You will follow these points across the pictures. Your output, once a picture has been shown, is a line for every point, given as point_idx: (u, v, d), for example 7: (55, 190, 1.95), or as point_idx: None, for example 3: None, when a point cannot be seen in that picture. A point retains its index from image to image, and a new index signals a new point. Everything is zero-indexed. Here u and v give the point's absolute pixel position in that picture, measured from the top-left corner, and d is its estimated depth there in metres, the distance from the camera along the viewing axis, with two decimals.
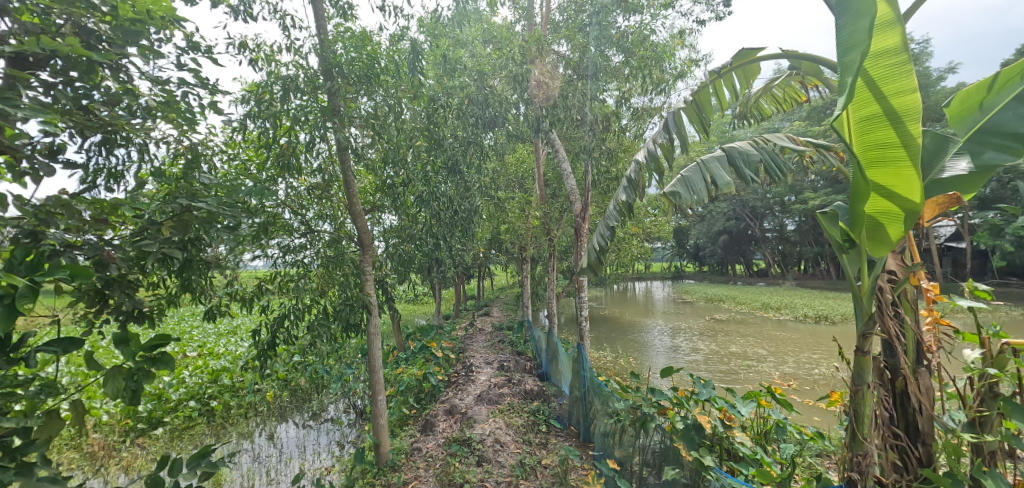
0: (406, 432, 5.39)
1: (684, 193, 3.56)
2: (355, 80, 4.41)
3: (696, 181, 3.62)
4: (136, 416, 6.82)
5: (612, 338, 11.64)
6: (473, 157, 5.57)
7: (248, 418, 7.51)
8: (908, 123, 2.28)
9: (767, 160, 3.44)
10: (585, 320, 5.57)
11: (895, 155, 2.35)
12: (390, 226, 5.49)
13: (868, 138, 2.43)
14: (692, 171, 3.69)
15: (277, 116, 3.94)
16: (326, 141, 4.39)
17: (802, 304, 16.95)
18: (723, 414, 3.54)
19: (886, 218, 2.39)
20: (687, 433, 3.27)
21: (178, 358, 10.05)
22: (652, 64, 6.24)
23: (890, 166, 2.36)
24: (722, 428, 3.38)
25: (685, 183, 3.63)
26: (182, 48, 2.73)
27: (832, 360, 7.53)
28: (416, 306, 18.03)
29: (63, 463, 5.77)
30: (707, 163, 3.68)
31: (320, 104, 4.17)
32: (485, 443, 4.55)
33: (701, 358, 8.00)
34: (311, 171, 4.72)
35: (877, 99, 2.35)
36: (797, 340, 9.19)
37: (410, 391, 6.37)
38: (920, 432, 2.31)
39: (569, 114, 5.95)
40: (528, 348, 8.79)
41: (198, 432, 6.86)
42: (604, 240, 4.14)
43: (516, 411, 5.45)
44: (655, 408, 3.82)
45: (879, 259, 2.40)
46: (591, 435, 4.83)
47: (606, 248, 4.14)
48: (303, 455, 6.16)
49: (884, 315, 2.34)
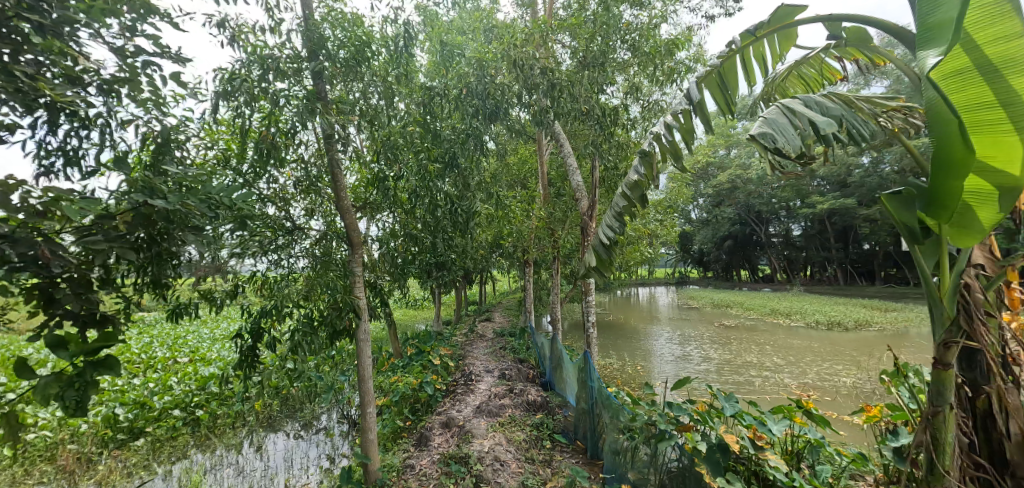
0: (400, 447, 5.00)
1: (779, 138, 2.77)
2: (344, 65, 4.07)
3: (788, 125, 2.86)
4: (116, 426, 6.45)
5: (618, 345, 11.20)
6: (473, 151, 5.23)
7: (235, 428, 7.12)
8: (1011, 80, 1.92)
9: (849, 117, 2.95)
10: (591, 326, 5.18)
11: (995, 116, 1.98)
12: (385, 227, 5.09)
13: (960, 100, 2.05)
14: (776, 114, 2.94)
15: (255, 98, 3.56)
16: (312, 129, 4.05)
17: (814, 310, 16.46)
18: (753, 432, 3.13)
19: (978, 198, 2.13)
20: (712, 457, 2.97)
21: (167, 364, 9.67)
22: (663, 54, 5.87)
23: (989, 133, 2.01)
24: (753, 450, 2.96)
25: (775, 126, 2.85)
26: (143, 13, 2.42)
27: (853, 370, 7.14)
28: (415, 312, 17.62)
29: (32, 477, 5.39)
30: (788, 108, 2.99)
31: (305, 88, 3.82)
32: (484, 461, 4.15)
33: (714, 368, 7.61)
34: (296, 163, 4.37)
35: (972, 52, 1.96)
36: (815, 348, 8.76)
37: (405, 401, 5.98)
38: (1009, 463, 2.23)
39: (575, 106, 5.59)
40: (531, 356, 8.38)
41: (181, 443, 6.48)
42: (613, 234, 3.74)
43: (518, 424, 5.04)
44: (673, 425, 3.43)
45: (966, 250, 2.24)
46: (600, 452, 4.42)
47: (614, 243, 3.73)
48: (289, 470, 5.76)
49: (974, 322, 2.21)
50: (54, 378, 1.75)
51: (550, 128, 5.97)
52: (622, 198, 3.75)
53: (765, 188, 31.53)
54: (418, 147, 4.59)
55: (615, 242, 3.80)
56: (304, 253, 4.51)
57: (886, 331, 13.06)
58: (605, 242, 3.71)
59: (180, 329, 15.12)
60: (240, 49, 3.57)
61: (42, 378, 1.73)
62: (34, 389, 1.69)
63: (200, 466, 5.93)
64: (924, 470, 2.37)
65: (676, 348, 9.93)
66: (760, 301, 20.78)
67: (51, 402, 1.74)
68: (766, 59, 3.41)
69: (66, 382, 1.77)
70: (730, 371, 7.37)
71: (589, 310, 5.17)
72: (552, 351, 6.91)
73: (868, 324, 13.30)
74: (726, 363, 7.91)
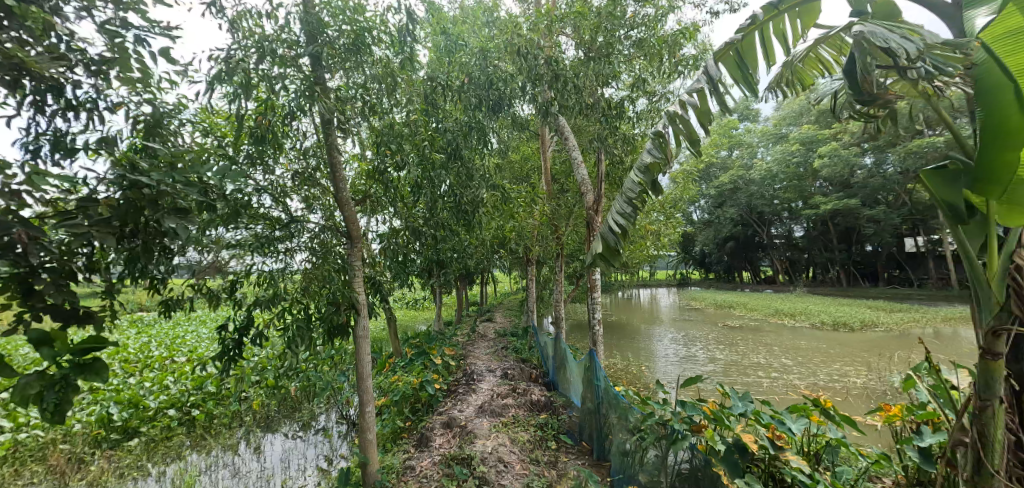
0: (400, 448, 4.86)
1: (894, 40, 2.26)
2: (343, 51, 3.93)
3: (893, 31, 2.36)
4: (109, 426, 6.32)
5: (622, 345, 11.05)
6: (476, 143, 5.09)
7: (232, 428, 6.98)
8: None
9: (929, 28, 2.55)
10: (598, 324, 5.03)
11: None
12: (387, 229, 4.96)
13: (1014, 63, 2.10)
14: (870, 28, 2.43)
15: (251, 84, 3.43)
16: (311, 118, 3.92)
17: (819, 311, 16.25)
18: (772, 432, 2.99)
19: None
20: (729, 457, 2.88)
21: (164, 363, 9.53)
22: (671, 44, 5.71)
23: None
24: (773, 450, 2.82)
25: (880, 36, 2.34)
26: None
27: (864, 371, 6.97)
28: (416, 312, 17.48)
29: (22, 478, 5.26)
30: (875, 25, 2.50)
31: (304, 74, 3.68)
32: (487, 463, 4.01)
33: (721, 369, 7.45)
34: (294, 155, 4.24)
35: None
36: (824, 349, 8.59)
37: (405, 401, 5.82)
38: None
39: (580, 98, 5.43)
40: (534, 355, 8.23)
41: (177, 444, 6.35)
42: (626, 221, 3.63)
43: (522, 424, 4.89)
44: (688, 424, 3.30)
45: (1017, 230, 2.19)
46: (607, 453, 4.28)
47: (625, 230, 3.63)
48: (286, 471, 5.61)
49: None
50: (38, 377, 1.55)
51: (554, 121, 5.83)
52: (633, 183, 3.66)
53: (767, 188, 31.39)
54: (419, 137, 4.45)
55: (625, 230, 3.70)
56: (300, 246, 4.36)
57: (893, 332, 12.86)
58: (617, 230, 3.61)
59: (180, 329, 15.03)
60: (233, 32, 3.43)
61: (25, 377, 1.54)
62: (10, 390, 1.49)
63: (195, 467, 5.79)
64: (969, 470, 2.34)
65: (681, 348, 9.77)
66: (763, 301, 20.60)
67: (30, 404, 1.54)
68: (784, 35, 3.32)
69: (47, 384, 1.56)
70: (738, 372, 7.21)
71: (595, 307, 5.03)
72: (556, 350, 6.77)
73: (875, 325, 13.11)
74: (733, 363, 7.75)
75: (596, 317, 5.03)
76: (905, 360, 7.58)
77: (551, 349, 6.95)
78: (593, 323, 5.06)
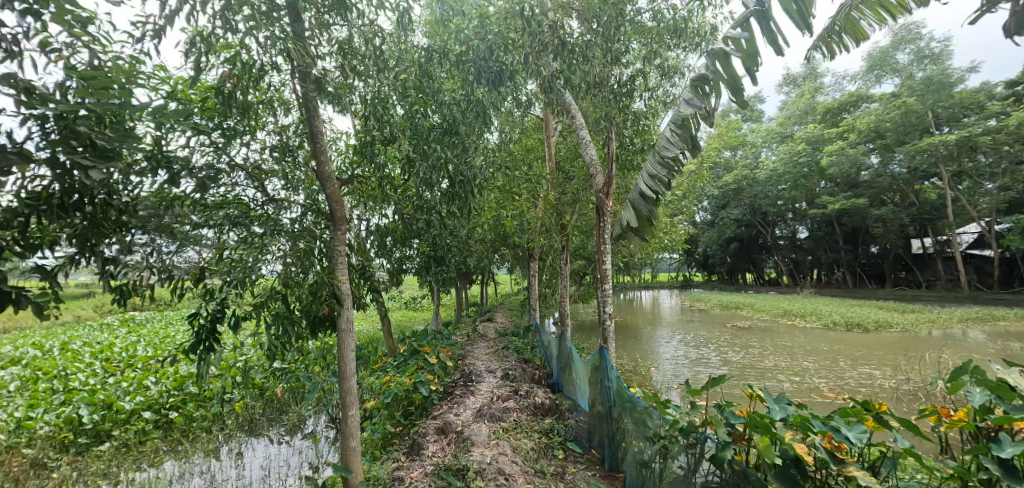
0: (390, 455, 4.40)
1: None
2: (327, 6, 3.46)
3: None
4: (78, 429, 5.86)
5: (627, 345, 10.57)
6: (475, 121, 4.68)
7: (212, 431, 6.51)
8: None
9: None
10: (609, 320, 4.57)
11: None
12: (377, 222, 4.58)
13: None
14: None
15: (216, 35, 2.96)
16: (287, 77, 3.45)
17: (829, 312, 15.77)
18: (827, 441, 2.55)
19: None
20: (787, 473, 2.50)
21: (145, 364, 9.02)
22: (688, 15, 5.25)
23: None
24: (836, 465, 2.37)
25: None
26: None
27: (890, 372, 6.51)
28: (414, 313, 17.00)
29: None
30: None
31: (281, 26, 3.23)
32: (485, 475, 3.54)
33: (735, 371, 7.00)
34: (271, 126, 3.78)
35: None
36: (842, 350, 8.13)
37: (397, 404, 5.35)
38: None
39: (590, 71, 4.97)
40: (536, 356, 7.76)
41: (151, 449, 5.89)
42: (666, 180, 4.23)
43: (525, 429, 4.41)
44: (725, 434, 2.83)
45: None
46: (621, 463, 3.81)
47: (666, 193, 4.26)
48: (265, 480, 5.14)
49: None
50: None
51: (560, 99, 5.42)
52: (667, 140, 4.27)
53: (772, 188, 30.92)
54: (416, 110, 4.02)
55: (657, 191, 4.28)
56: (278, 230, 3.90)
57: (908, 332, 12.42)
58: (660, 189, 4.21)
59: (167, 329, 14.47)
60: None
61: None
62: None
63: (166, 475, 5.30)
64: None
65: (690, 350, 9.30)
66: (770, 302, 19.95)
67: None
68: None
69: None
70: (754, 375, 6.75)
71: (606, 300, 4.56)
72: (560, 348, 6.31)
73: (888, 325, 12.64)
74: (748, 365, 7.29)
75: (607, 311, 4.55)
76: (931, 361, 7.13)
77: (555, 348, 6.51)
78: (603, 318, 4.59)
